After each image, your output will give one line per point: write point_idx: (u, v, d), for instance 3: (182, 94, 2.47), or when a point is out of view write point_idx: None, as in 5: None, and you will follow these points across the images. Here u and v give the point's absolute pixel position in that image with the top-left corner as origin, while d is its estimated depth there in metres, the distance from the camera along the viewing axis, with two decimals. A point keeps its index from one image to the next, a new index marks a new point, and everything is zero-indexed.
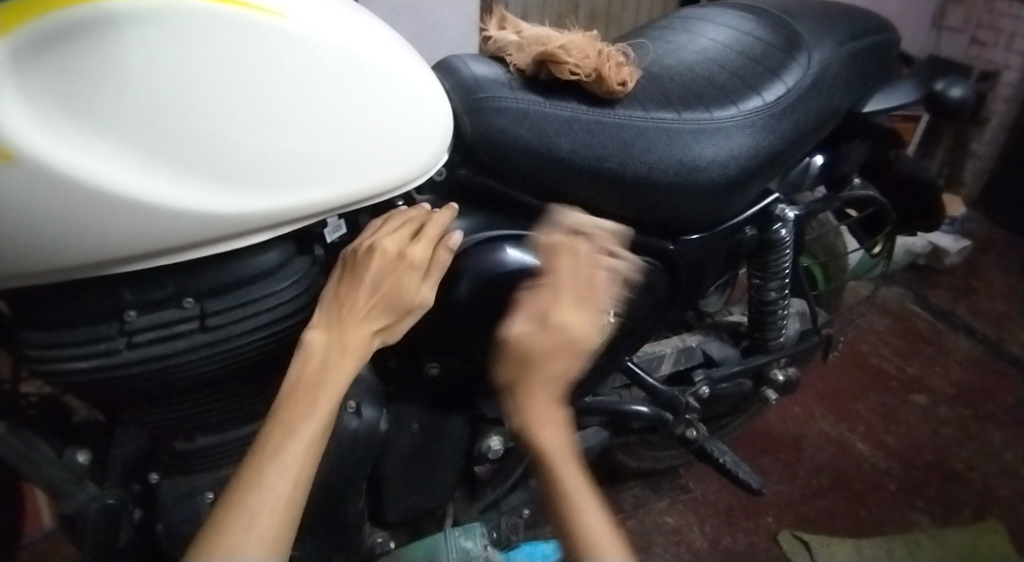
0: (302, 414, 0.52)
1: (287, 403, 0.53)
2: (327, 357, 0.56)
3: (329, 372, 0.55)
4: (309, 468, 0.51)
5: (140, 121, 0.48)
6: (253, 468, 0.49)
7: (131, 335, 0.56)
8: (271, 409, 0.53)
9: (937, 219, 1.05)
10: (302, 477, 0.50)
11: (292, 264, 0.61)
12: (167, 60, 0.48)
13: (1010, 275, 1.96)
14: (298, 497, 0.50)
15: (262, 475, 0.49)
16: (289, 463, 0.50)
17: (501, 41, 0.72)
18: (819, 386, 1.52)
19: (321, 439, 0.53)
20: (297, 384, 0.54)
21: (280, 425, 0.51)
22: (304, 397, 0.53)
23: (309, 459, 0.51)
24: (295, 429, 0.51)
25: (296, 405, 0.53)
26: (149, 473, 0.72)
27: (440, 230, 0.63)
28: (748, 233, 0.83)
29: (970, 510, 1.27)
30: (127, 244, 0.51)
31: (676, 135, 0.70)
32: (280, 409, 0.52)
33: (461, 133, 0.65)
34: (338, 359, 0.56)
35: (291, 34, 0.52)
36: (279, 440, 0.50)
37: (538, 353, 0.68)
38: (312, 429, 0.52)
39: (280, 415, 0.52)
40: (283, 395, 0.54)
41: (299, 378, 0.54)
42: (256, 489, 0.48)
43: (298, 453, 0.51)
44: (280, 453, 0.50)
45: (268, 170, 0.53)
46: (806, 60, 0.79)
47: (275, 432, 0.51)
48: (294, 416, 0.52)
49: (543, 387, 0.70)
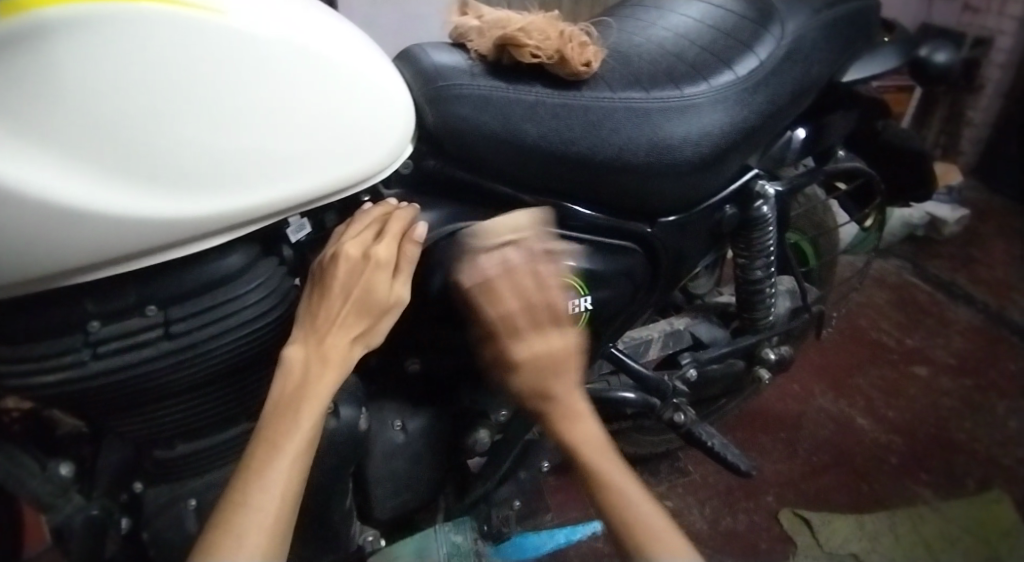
0: (284, 431, 0.51)
1: (270, 420, 0.52)
2: (307, 370, 0.54)
3: (309, 385, 0.54)
4: (298, 483, 0.50)
5: (87, 128, 0.46)
6: (238, 490, 0.48)
7: (96, 346, 0.55)
8: (255, 429, 0.52)
9: (929, 190, 1.03)
10: (290, 492, 0.49)
11: (257, 266, 0.60)
12: (106, 61, 0.46)
13: (1010, 241, 1.93)
14: (287, 513, 0.49)
15: (248, 496, 0.48)
16: (275, 480, 0.49)
17: (463, 27, 0.70)
18: (817, 362, 1.50)
19: (307, 453, 0.52)
20: (278, 402, 0.53)
21: (263, 443, 0.50)
22: (286, 413, 0.52)
23: (296, 474, 0.50)
24: (278, 446, 0.50)
25: (278, 422, 0.51)
26: (134, 483, 0.71)
27: (403, 225, 0.61)
28: (728, 212, 0.81)
29: (973, 481, 1.25)
30: (82, 254, 0.49)
31: (646, 115, 0.68)
32: (263, 429, 0.51)
33: (424, 124, 0.64)
34: (318, 371, 0.55)
35: (233, 29, 0.51)
36: (263, 459, 0.49)
37: (546, 360, 0.63)
38: (297, 443, 0.51)
39: (263, 434, 0.51)
40: (266, 415, 0.53)
41: (281, 394, 0.53)
42: (242, 512, 0.47)
43: (283, 470, 0.49)
44: (266, 471, 0.49)
45: (222, 171, 0.52)
46: (778, 31, 0.77)
47: (259, 452, 0.50)
48: (276, 433, 0.51)
49: (558, 395, 0.63)
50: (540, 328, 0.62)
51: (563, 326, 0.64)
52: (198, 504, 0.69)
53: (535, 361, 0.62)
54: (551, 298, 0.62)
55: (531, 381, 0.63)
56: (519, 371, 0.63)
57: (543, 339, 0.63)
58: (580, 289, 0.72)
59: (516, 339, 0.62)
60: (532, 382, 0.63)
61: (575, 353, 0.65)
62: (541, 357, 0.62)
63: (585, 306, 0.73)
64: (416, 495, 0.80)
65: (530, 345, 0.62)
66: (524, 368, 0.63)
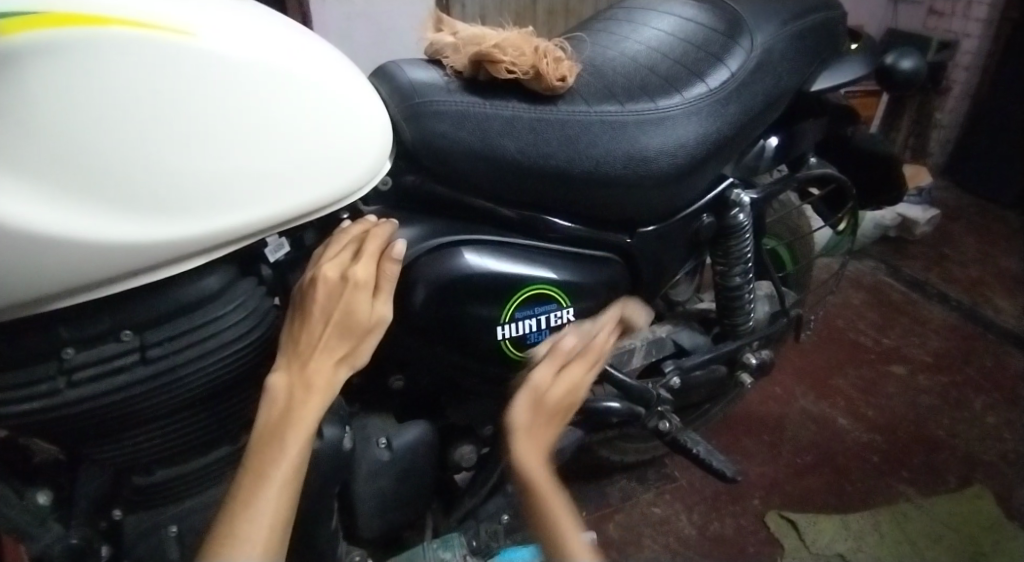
0: (269, 460, 0.50)
1: (256, 450, 0.52)
2: (291, 397, 0.54)
3: (293, 412, 0.53)
4: (286, 511, 0.50)
5: (59, 154, 0.46)
6: (226, 524, 0.47)
7: (72, 373, 0.54)
8: (242, 461, 0.52)
9: (900, 192, 1.05)
10: (278, 523, 0.49)
11: (235, 286, 0.60)
12: (76, 87, 0.46)
13: (981, 239, 1.97)
14: (276, 542, 0.48)
15: (236, 529, 0.47)
16: (263, 511, 0.48)
17: (438, 43, 0.70)
18: (797, 364, 1.52)
19: (295, 482, 0.51)
20: (263, 430, 0.52)
21: (250, 473, 0.50)
22: (271, 441, 0.52)
23: (284, 503, 0.49)
24: (265, 476, 0.49)
25: (263, 452, 0.51)
26: (112, 510, 0.68)
27: (381, 243, 0.61)
28: (705, 221, 0.82)
29: (955, 476, 1.27)
30: (56, 281, 0.49)
31: (622, 128, 0.69)
32: (249, 460, 0.51)
33: (402, 141, 0.64)
34: (303, 397, 0.54)
35: (206, 51, 0.51)
36: (249, 490, 0.49)
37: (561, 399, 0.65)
38: (284, 471, 0.50)
39: (249, 464, 0.50)
40: (252, 445, 0.52)
41: (266, 423, 0.53)
42: (230, 544, 0.46)
43: (270, 500, 0.49)
44: (253, 503, 0.48)
45: (199, 193, 0.51)
46: (748, 43, 0.78)
47: (246, 483, 0.49)
48: (262, 462, 0.50)
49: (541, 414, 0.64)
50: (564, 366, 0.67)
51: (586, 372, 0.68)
52: (180, 531, 0.68)
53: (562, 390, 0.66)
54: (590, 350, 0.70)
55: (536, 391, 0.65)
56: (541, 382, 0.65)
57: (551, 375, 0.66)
58: (562, 300, 0.72)
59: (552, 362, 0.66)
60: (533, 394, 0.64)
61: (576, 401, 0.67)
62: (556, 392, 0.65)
63: (568, 318, 0.74)
64: (404, 512, 0.79)
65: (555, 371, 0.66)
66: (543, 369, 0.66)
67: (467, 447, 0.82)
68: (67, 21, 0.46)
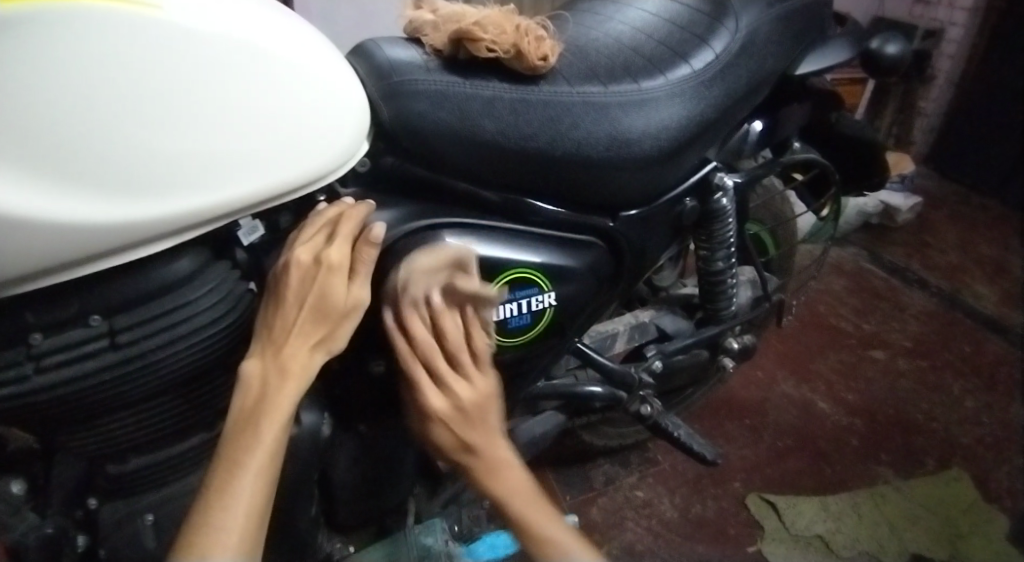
0: (244, 448, 0.50)
1: (232, 439, 0.51)
2: (266, 384, 0.53)
3: (268, 398, 0.52)
4: (263, 499, 0.49)
5: (19, 133, 0.44)
6: (201, 512, 0.47)
7: (38, 359, 0.52)
8: (217, 449, 0.51)
9: (883, 178, 1.06)
10: (255, 511, 0.48)
11: (208, 270, 0.58)
12: (34, 63, 0.44)
13: (961, 226, 1.99)
14: (252, 531, 0.47)
15: (212, 518, 0.46)
16: (238, 498, 0.47)
17: (417, 21, 0.69)
18: (779, 348, 1.53)
19: (271, 469, 0.50)
20: (239, 418, 0.52)
21: (225, 462, 0.49)
22: (247, 429, 0.51)
23: (261, 489, 0.49)
24: (240, 464, 0.49)
25: (238, 440, 0.50)
26: (87, 499, 0.68)
27: (357, 225, 0.60)
28: (688, 205, 0.81)
29: (933, 459, 1.29)
30: (19, 263, 0.47)
31: (604, 109, 0.68)
32: (225, 447, 0.50)
33: (380, 121, 0.63)
34: (278, 383, 0.53)
35: (175, 23, 0.49)
36: (224, 480, 0.48)
37: (468, 405, 0.61)
38: (260, 460, 0.49)
39: (225, 453, 0.50)
40: (228, 434, 0.51)
41: (241, 411, 0.52)
42: (204, 533, 0.46)
43: (246, 486, 0.48)
44: (229, 492, 0.47)
45: (167, 174, 0.50)
46: (733, 25, 0.77)
47: (221, 471, 0.49)
48: (236, 452, 0.49)
49: (475, 419, 0.61)
50: (458, 374, 0.62)
51: (481, 372, 0.63)
52: (157, 519, 0.67)
53: (461, 404, 0.61)
54: (455, 345, 0.62)
55: (445, 431, 0.61)
56: (438, 422, 0.61)
57: (443, 386, 0.62)
58: (544, 285, 0.72)
59: (452, 376, 0.62)
60: (450, 429, 0.61)
61: (490, 402, 0.62)
62: (460, 402, 0.61)
63: (550, 302, 0.73)
64: (386, 497, 0.78)
65: (464, 384, 0.62)
66: (431, 392, 0.61)
67: None
68: None
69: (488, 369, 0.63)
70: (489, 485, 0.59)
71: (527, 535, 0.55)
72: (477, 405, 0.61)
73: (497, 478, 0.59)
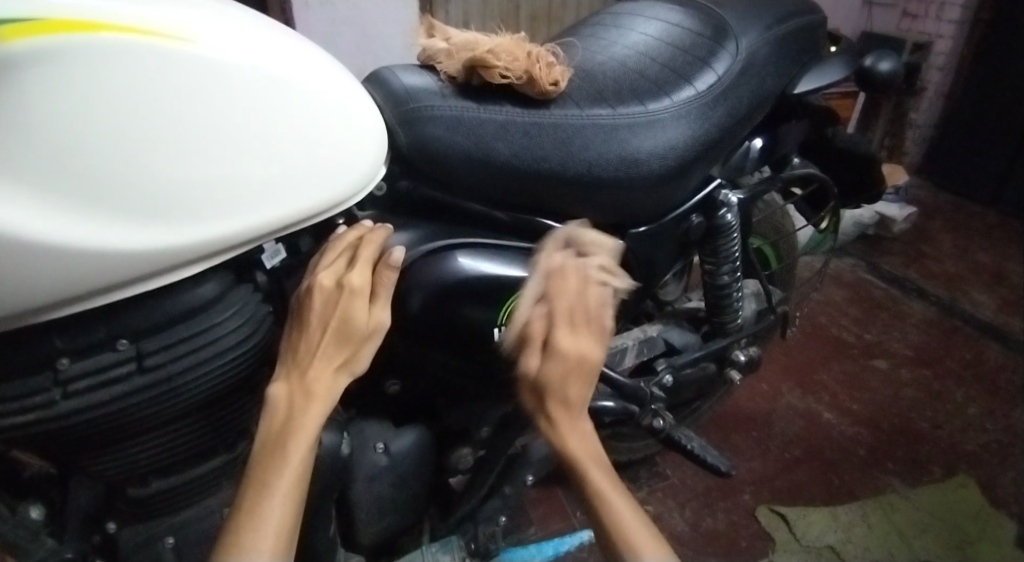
0: (272, 470, 0.51)
1: (260, 461, 0.52)
2: (292, 406, 0.54)
3: (294, 421, 0.54)
4: (291, 521, 0.50)
5: (55, 164, 0.46)
6: (233, 534, 0.48)
7: (67, 384, 0.54)
8: (246, 471, 0.52)
9: (879, 191, 1.08)
10: (283, 532, 0.49)
11: (230, 294, 0.60)
12: (72, 98, 0.46)
13: (957, 235, 2.02)
14: (280, 553, 0.49)
15: (243, 540, 0.48)
16: (267, 521, 0.49)
17: (431, 49, 0.71)
18: (783, 360, 1.55)
19: (298, 491, 0.51)
20: (266, 441, 0.53)
21: (254, 484, 0.50)
22: (275, 452, 0.52)
23: (288, 512, 0.50)
24: (268, 486, 0.50)
25: (266, 464, 0.51)
26: (107, 523, 0.67)
27: (376, 249, 0.61)
28: (694, 221, 0.83)
29: (940, 467, 1.30)
30: (56, 290, 0.49)
31: (613, 131, 0.70)
32: (254, 470, 0.51)
33: (397, 146, 0.65)
34: (304, 406, 0.54)
35: (205, 56, 0.51)
36: (253, 502, 0.49)
37: (574, 361, 0.64)
38: (288, 482, 0.51)
39: (254, 475, 0.51)
40: (256, 456, 0.53)
41: (269, 433, 0.53)
42: (236, 555, 0.47)
43: (274, 508, 0.49)
44: (258, 515, 0.49)
45: (197, 202, 0.52)
46: (733, 47, 0.80)
47: (250, 494, 0.50)
48: (265, 474, 0.51)
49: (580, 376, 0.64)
50: (572, 329, 0.64)
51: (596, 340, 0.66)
52: (177, 541, 0.68)
53: (569, 362, 0.63)
54: (591, 311, 0.65)
55: (548, 385, 0.64)
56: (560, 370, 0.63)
57: (570, 339, 0.64)
58: None
59: (564, 326, 0.64)
60: (550, 381, 0.63)
61: (595, 368, 0.65)
62: (570, 356, 0.63)
63: None
64: (403, 516, 0.79)
65: (573, 337, 0.64)
66: (560, 338, 0.64)
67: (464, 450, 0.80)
68: (67, 28, 0.46)
69: (602, 339, 0.66)
70: (569, 445, 0.63)
71: (602, 508, 0.59)
72: (573, 372, 0.64)
73: (578, 444, 0.63)
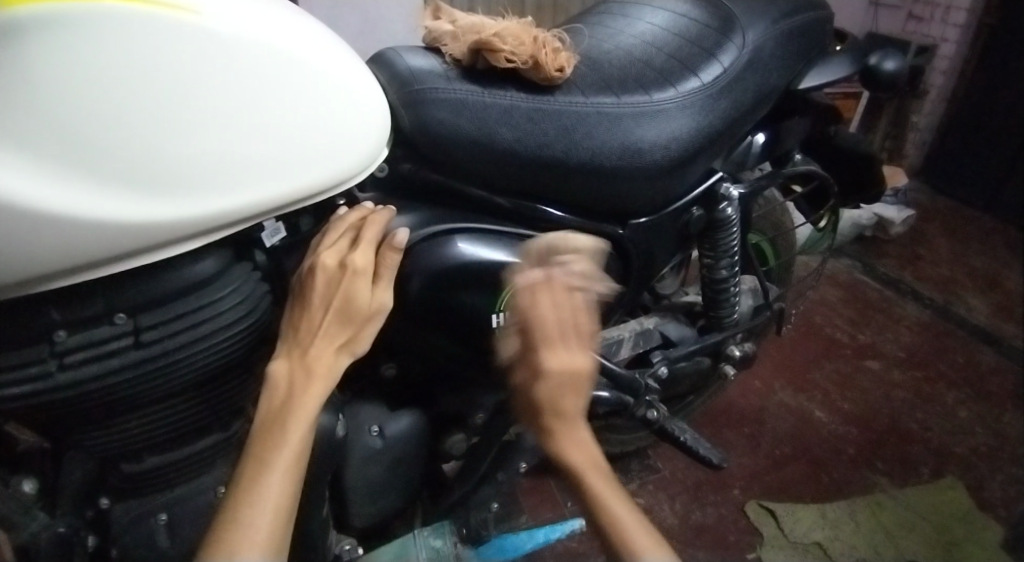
0: (272, 447, 0.51)
1: (260, 438, 0.52)
2: (293, 384, 0.54)
3: (294, 399, 0.54)
4: (290, 497, 0.50)
5: (56, 133, 0.46)
6: (231, 508, 0.48)
7: (62, 356, 0.53)
8: (245, 447, 0.52)
9: (879, 190, 1.08)
10: (282, 507, 0.49)
11: (230, 271, 0.59)
12: (73, 66, 0.45)
13: (953, 240, 2.03)
14: (280, 528, 0.49)
15: (241, 514, 0.48)
16: (267, 496, 0.49)
17: (437, 32, 0.71)
18: (776, 358, 1.56)
19: (297, 468, 0.51)
20: (266, 418, 0.53)
21: (254, 460, 0.50)
22: (274, 428, 0.52)
23: (288, 487, 0.50)
24: (268, 462, 0.50)
25: (266, 440, 0.51)
26: (99, 498, 0.68)
27: (380, 230, 0.61)
28: (695, 214, 0.84)
29: (928, 468, 1.31)
30: (55, 260, 0.48)
31: (617, 120, 0.70)
32: (254, 447, 0.51)
33: (400, 128, 0.64)
34: (304, 384, 0.54)
35: (210, 29, 0.50)
36: (252, 477, 0.49)
37: (568, 375, 0.64)
38: (287, 459, 0.51)
39: (254, 451, 0.51)
40: (255, 433, 0.53)
41: (269, 410, 0.53)
42: (234, 529, 0.47)
43: (274, 484, 0.49)
44: (257, 489, 0.49)
45: (199, 176, 0.51)
46: (740, 40, 0.80)
47: (250, 469, 0.50)
48: (264, 450, 0.51)
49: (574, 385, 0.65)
50: (565, 345, 0.64)
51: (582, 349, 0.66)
52: (169, 519, 0.68)
53: (562, 375, 0.64)
54: (577, 322, 0.65)
55: (544, 398, 0.64)
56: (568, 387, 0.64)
57: (561, 355, 0.64)
58: None
59: (559, 345, 0.64)
60: (546, 398, 0.64)
61: (586, 378, 0.65)
62: (564, 372, 0.64)
63: None
64: (394, 501, 0.79)
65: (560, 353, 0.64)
66: (550, 358, 0.63)
67: (459, 435, 0.81)
68: None
69: (586, 344, 0.66)
70: (569, 454, 0.63)
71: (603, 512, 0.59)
72: (570, 383, 0.64)
73: (574, 451, 0.63)
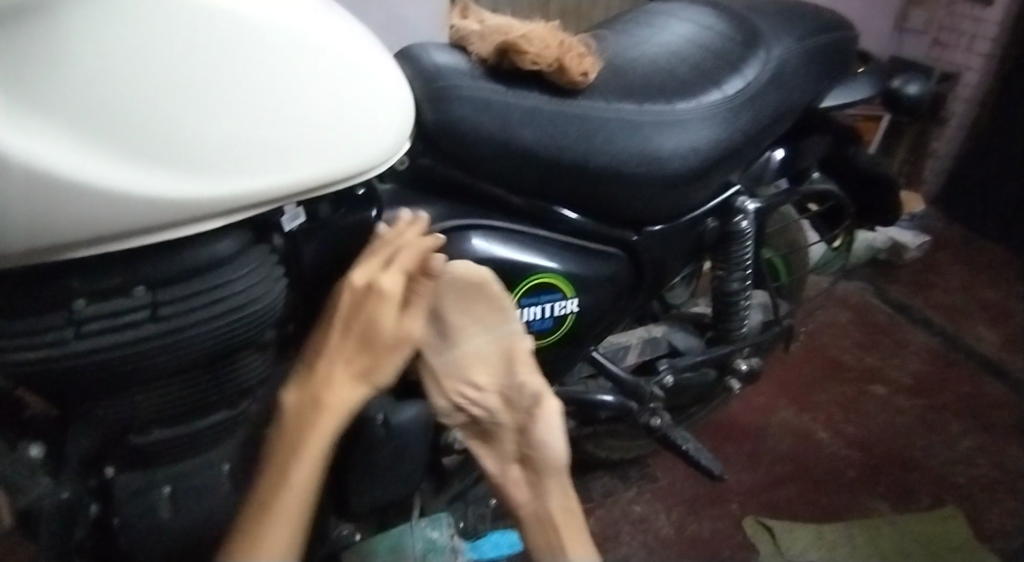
0: (280, 480, 0.57)
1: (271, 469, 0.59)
2: (301, 412, 0.59)
3: (306, 432, 0.59)
4: (298, 524, 0.58)
5: (91, 109, 0.47)
6: (251, 526, 0.57)
7: (81, 324, 0.55)
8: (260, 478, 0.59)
9: (894, 214, 1.08)
10: (295, 524, 0.57)
11: (249, 253, 0.61)
12: (112, 44, 0.47)
13: (968, 269, 2.01)
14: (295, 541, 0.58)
15: (261, 538, 0.56)
16: (280, 518, 0.57)
17: (465, 31, 0.72)
18: (782, 376, 1.55)
19: (303, 498, 0.58)
20: (280, 452, 0.59)
21: (264, 496, 0.57)
22: (283, 464, 0.58)
23: (296, 516, 0.58)
24: (277, 498, 0.57)
25: (275, 476, 0.58)
26: (104, 467, 0.69)
27: (416, 256, 0.62)
28: (709, 225, 0.84)
29: (928, 496, 1.30)
30: (82, 230, 0.50)
31: (637, 127, 0.71)
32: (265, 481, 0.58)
33: (423, 123, 0.66)
34: (312, 413, 0.59)
35: (246, 15, 0.52)
36: (263, 510, 0.57)
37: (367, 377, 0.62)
38: (293, 494, 0.57)
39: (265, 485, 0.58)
40: (270, 462, 0.59)
41: (282, 435, 0.60)
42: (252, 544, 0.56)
43: (281, 519, 0.56)
44: (266, 524, 0.56)
45: (225, 157, 0.53)
46: (765, 54, 0.80)
47: (260, 506, 0.57)
48: (274, 483, 0.58)
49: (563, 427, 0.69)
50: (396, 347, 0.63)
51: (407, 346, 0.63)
52: (172, 492, 0.69)
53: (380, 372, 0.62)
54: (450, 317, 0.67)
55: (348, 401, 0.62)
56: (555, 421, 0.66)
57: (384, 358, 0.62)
58: (567, 291, 0.75)
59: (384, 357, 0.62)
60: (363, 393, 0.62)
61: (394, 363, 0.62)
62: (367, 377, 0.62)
63: (572, 308, 0.76)
64: (394, 491, 0.80)
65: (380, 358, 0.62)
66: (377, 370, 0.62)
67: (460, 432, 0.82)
68: None
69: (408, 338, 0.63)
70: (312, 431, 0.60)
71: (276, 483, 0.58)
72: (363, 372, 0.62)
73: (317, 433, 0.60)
